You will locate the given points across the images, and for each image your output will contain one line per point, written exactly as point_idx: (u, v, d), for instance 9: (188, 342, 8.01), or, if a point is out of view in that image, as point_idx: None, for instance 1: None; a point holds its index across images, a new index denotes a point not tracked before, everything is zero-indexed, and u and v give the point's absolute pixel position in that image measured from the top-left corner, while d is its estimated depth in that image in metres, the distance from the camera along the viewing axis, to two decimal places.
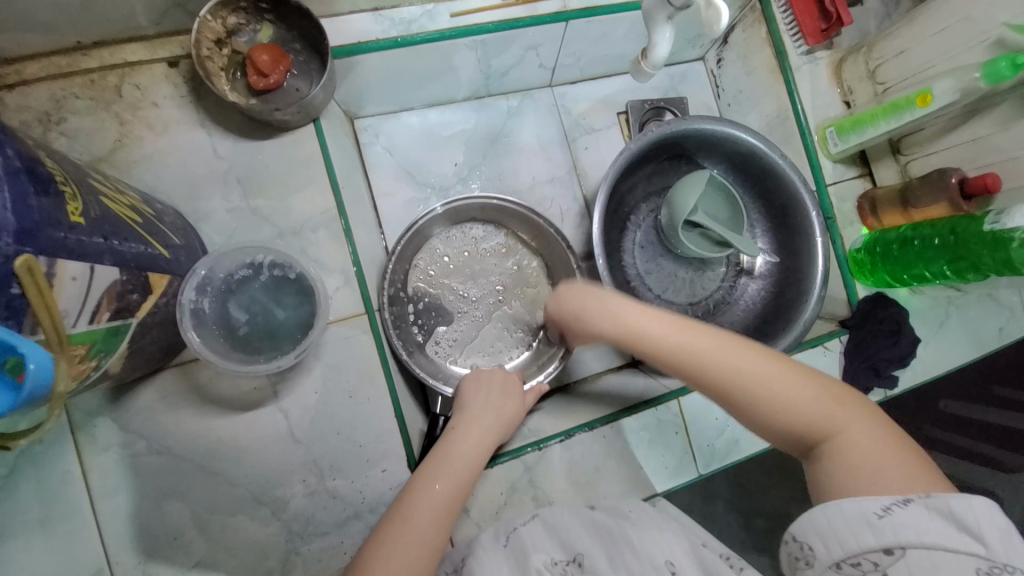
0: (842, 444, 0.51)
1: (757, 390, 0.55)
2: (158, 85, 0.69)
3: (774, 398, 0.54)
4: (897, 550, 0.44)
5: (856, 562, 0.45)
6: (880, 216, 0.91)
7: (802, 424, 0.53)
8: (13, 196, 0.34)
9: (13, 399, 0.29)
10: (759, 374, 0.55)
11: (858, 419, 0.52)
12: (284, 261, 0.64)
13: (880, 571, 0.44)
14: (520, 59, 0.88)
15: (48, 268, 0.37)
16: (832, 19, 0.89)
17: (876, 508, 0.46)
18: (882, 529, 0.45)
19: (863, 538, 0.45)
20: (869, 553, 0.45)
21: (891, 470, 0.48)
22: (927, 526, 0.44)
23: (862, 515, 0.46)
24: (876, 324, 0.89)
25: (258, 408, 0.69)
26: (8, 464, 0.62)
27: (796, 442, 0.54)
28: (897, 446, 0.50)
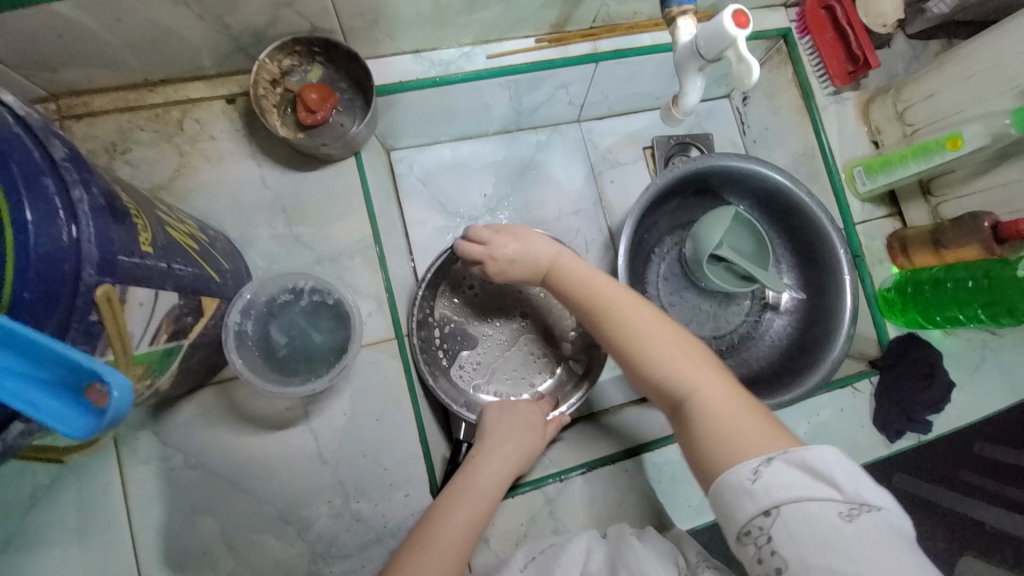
0: (707, 400, 0.53)
1: (639, 340, 0.59)
2: (216, 120, 0.74)
3: (656, 349, 0.57)
4: (774, 510, 0.43)
5: (748, 531, 0.45)
6: (911, 256, 0.90)
7: (677, 381, 0.55)
8: (99, 232, 0.36)
9: (95, 422, 0.30)
10: (647, 326, 0.59)
11: (718, 380, 0.54)
12: (324, 287, 0.67)
13: (766, 537, 0.43)
14: (551, 96, 0.91)
15: (122, 294, 0.39)
16: (859, 63, 0.91)
17: (748, 472, 0.46)
18: (757, 493, 0.45)
19: (745, 506, 0.45)
20: (754, 521, 0.44)
21: (747, 429, 0.50)
22: (791, 480, 0.44)
23: (735, 480, 0.46)
24: (909, 366, 0.87)
25: (289, 428, 0.71)
26: (55, 472, 0.65)
27: (669, 400, 0.56)
28: (759, 411, 0.52)
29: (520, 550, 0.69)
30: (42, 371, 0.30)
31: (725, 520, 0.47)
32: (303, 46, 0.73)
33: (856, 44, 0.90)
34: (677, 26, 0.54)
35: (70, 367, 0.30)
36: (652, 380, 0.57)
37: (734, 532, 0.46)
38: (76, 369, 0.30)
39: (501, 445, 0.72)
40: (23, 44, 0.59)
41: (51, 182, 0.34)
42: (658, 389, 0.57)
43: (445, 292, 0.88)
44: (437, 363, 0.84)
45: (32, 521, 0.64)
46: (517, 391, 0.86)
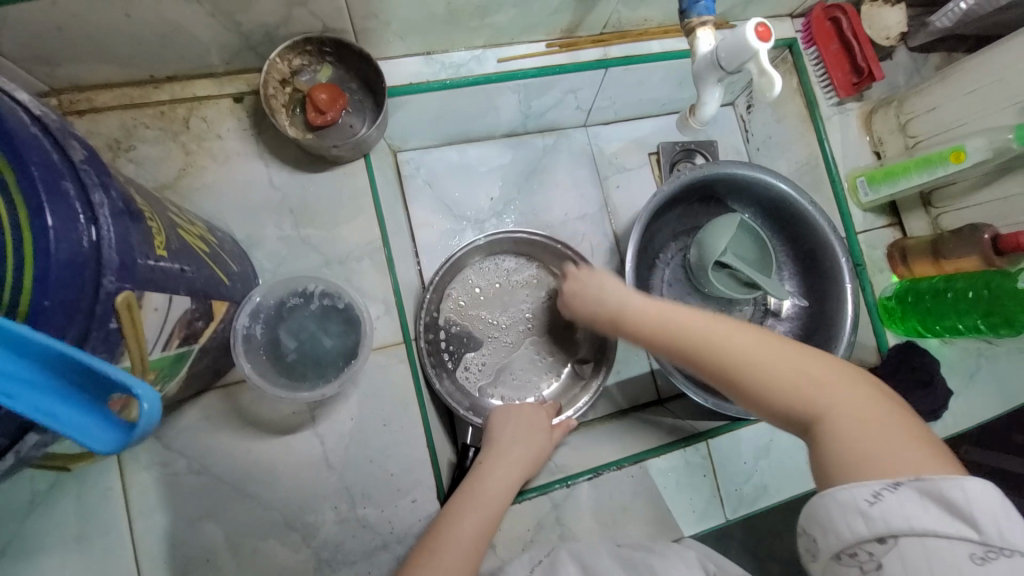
0: (836, 417, 0.48)
1: (743, 364, 0.53)
2: (223, 119, 0.73)
3: (763, 371, 0.52)
4: (890, 538, 0.41)
5: (853, 552, 0.42)
6: (911, 265, 0.92)
7: (796, 401, 0.50)
8: (120, 236, 0.36)
9: (125, 436, 0.30)
10: (750, 349, 0.53)
11: (853, 393, 0.49)
12: (334, 290, 0.66)
13: (876, 563, 0.41)
14: (559, 101, 0.91)
15: (140, 299, 0.39)
16: (863, 75, 0.92)
17: (866, 495, 0.43)
18: (873, 517, 0.42)
19: (854, 527, 0.42)
20: (864, 545, 0.42)
21: (901, 448, 0.44)
22: (918, 511, 0.41)
23: (849, 499, 0.43)
24: (908, 374, 0.88)
25: (296, 432, 0.70)
26: (52, 478, 0.64)
27: (793, 421, 0.51)
28: (909, 427, 0.46)
29: (525, 554, 0.69)
30: (56, 380, 0.29)
31: (819, 535, 0.44)
32: (314, 46, 0.72)
33: (861, 55, 0.91)
34: (697, 37, 0.54)
35: (92, 376, 0.30)
36: (763, 405, 0.52)
37: (834, 550, 0.44)
38: (100, 379, 0.30)
39: (510, 450, 0.72)
40: (28, 39, 0.58)
41: (71, 186, 0.33)
42: (771, 410, 0.52)
43: (450, 293, 0.86)
44: (443, 365, 0.83)
45: (28, 527, 0.63)
46: (522, 395, 0.86)
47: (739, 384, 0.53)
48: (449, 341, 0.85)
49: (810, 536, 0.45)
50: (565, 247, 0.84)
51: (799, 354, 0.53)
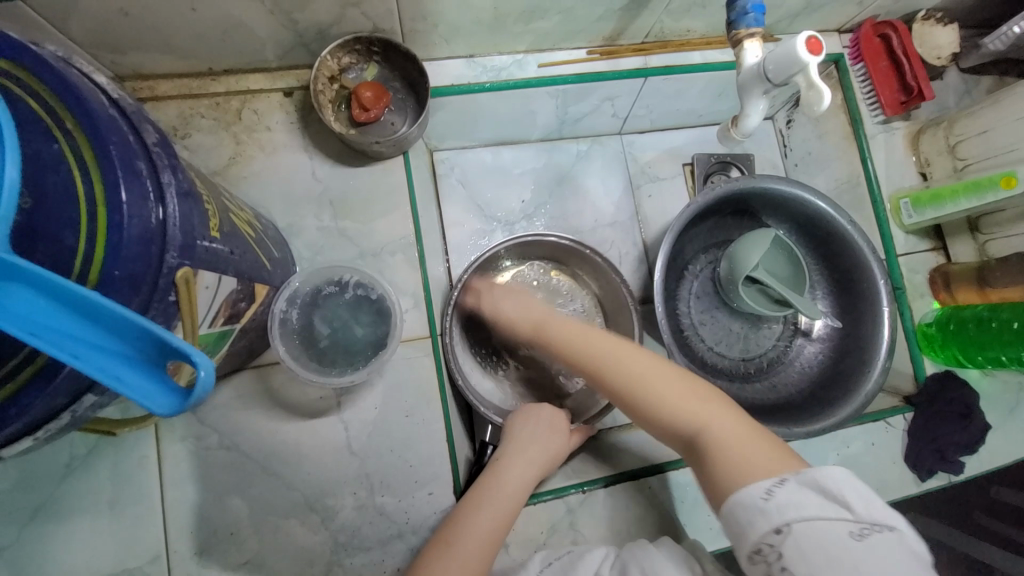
0: (717, 437, 0.51)
1: (639, 384, 0.56)
2: (273, 112, 0.77)
3: (663, 389, 0.55)
4: (785, 528, 0.43)
5: (759, 549, 0.44)
6: (953, 292, 0.89)
7: (687, 420, 0.53)
8: (183, 215, 0.38)
9: (182, 402, 0.32)
10: (637, 367, 0.57)
11: (722, 409, 0.53)
12: (368, 281, 0.68)
13: (778, 554, 0.43)
14: (596, 108, 0.92)
15: (196, 277, 0.41)
16: (913, 93, 0.89)
17: (760, 491, 0.45)
18: (770, 512, 0.44)
19: (757, 525, 0.44)
20: (765, 538, 0.44)
21: (749, 454, 0.49)
22: (803, 500, 0.43)
23: (747, 501, 0.46)
24: (945, 405, 0.85)
25: (322, 417, 0.72)
26: (92, 443, 0.67)
27: (684, 441, 0.54)
28: (751, 429, 0.51)
29: (537, 555, 0.69)
30: (122, 346, 0.31)
31: (737, 539, 0.46)
32: (363, 45, 0.74)
33: (911, 74, 0.89)
34: (744, 49, 0.54)
35: (153, 342, 0.31)
36: (663, 425, 0.55)
37: (746, 552, 0.45)
38: (160, 346, 0.32)
39: (527, 448, 0.72)
40: (101, 29, 0.61)
41: (144, 165, 0.36)
42: (670, 429, 0.55)
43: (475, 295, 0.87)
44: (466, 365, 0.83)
45: (67, 488, 0.66)
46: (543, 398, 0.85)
47: (643, 404, 0.56)
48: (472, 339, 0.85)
49: (734, 540, 0.46)
50: (592, 251, 0.83)
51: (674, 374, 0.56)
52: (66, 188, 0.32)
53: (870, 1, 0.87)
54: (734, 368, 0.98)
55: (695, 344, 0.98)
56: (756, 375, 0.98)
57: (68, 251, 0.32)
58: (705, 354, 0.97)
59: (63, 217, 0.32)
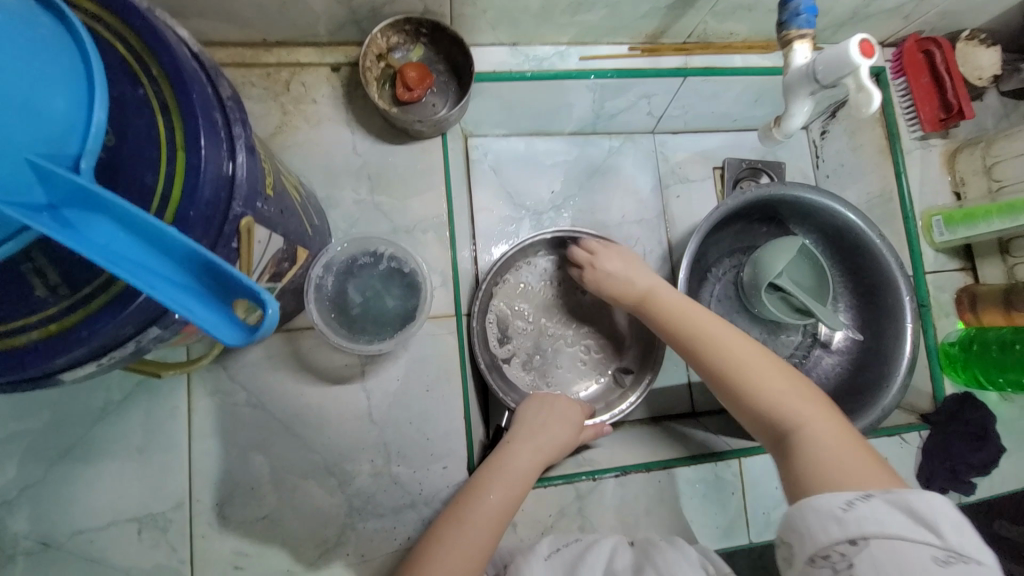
0: (813, 440, 0.54)
1: (737, 367, 0.62)
2: (320, 85, 0.79)
3: (768, 386, 0.60)
4: (861, 540, 0.43)
5: (825, 555, 0.45)
6: (979, 313, 0.88)
7: (786, 411, 0.57)
8: (250, 170, 0.41)
9: (249, 336, 0.34)
10: (752, 361, 0.62)
11: (824, 414, 0.56)
12: (401, 255, 0.70)
13: (847, 563, 0.43)
14: (632, 104, 0.93)
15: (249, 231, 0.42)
16: (953, 111, 0.88)
17: (840, 501, 0.46)
18: (847, 522, 0.45)
19: (830, 531, 0.45)
20: (836, 545, 0.44)
21: (846, 469, 0.50)
22: (889, 517, 0.44)
23: (826, 506, 0.46)
24: (962, 425, 0.85)
25: (346, 383, 0.74)
26: (127, 390, 0.70)
27: (771, 431, 0.59)
28: (865, 453, 0.52)
29: (544, 538, 0.70)
30: (190, 281, 0.33)
31: (799, 539, 0.47)
32: (412, 26, 0.76)
33: (953, 92, 0.88)
34: (793, 49, 0.55)
35: (217, 277, 0.33)
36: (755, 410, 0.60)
37: (809, 554, 0.46)
38: (226, 281, 0.33)
39: (538, 433, 0.73)
40: None
41: (219, 116, 0.38)
42: (762, 416, 0.59)
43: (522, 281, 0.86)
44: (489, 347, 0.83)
45: (100, 432, 0.69)
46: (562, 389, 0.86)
47: (736, 386, 0.62)
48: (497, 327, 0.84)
49: (791, 544, 0.48)
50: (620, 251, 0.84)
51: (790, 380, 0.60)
52: (147, 131, 0.35)
53: (916, 15, 0.86)
54: None
55: None
56: None
57: (146, 188, 0.34)
58: None
59: (144, 157, 0.34)
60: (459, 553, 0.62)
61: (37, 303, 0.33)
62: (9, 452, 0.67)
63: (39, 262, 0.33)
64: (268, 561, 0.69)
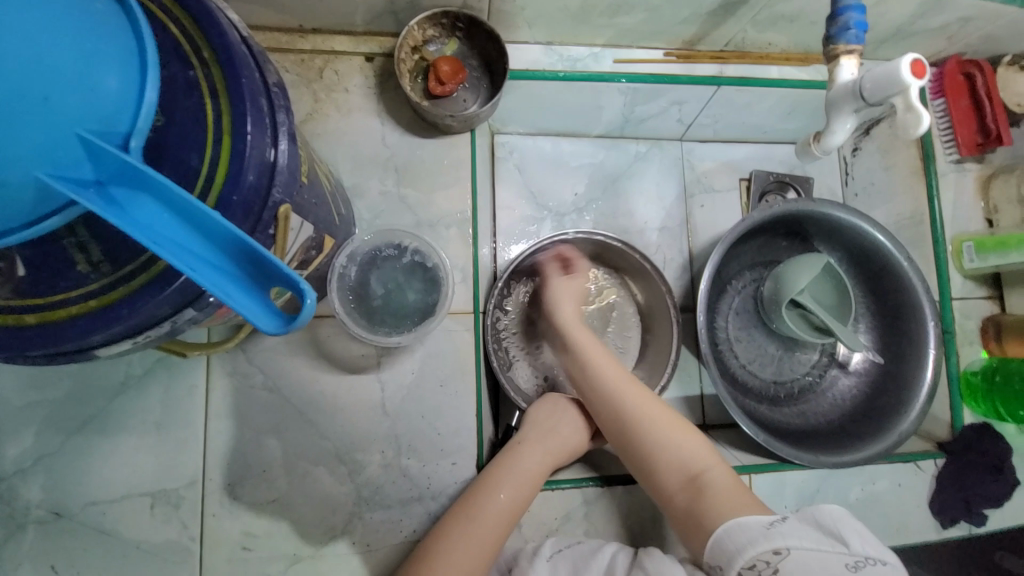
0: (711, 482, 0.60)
1: (645, 420, 0.67)
2: (353, 75, 0.78)
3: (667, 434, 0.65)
4: (783, 549, 0.49)
5: (752, 565, 0.50)
6: (1004, 344, 0.87)
7: (690, 459, 0.63)
8: (291, 158, 0.41)
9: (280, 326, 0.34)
10: (650, 412, 0.67)
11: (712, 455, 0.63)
12: (425, 250, 0.70)
13: (771, 570, 0.49)
14: (663, 110, 0.92)
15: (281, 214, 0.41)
16: (991, 137, 0.87)
17: (764, 520, 0.52)
18: (770, 535, 0.51)
19: (757, 544, 0.51)
20: (761, 555, 0.50)
21: (742, 500, 0.57)
22: (803, 529, 0.50)
23: (750, 524, 0.52)
24: (978, 456, 0.83)
25: (361, 373, 0.74)
26: (146, 366, 0.70)
27: (679, 480, 0.63)
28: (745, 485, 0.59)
29: (547, 540, 0.70)
30: (230, 266, 0.33)
31: (729, 558, 0.52)
32: (449, 20, 0.76)
33: (992, 116, 0.86)
34: (839, 65, 0.54)
35: (255, 262, 0.33)
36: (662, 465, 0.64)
37: (741, 568, 0.51)
38: (265, 268, 0.33)
39: (549, 437, 0.72)
40: None
41: (265, 102, 0.38)
42: (669, 468, 0.64)
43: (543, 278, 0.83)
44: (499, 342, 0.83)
45: (117, 406, 0.70)
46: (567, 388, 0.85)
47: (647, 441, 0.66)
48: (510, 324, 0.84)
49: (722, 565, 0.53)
50: (642, 256, 0.83)
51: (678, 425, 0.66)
52: (195, 114, 0.35)
53: (961, 36, 0.84)
54: (764, 390, 0.96)
55: (728, 360, 0.97)
56: (785, 401, 0.97)
57: (191, 170, 0.35)
58: (737, 370, 0.96)
59: (192, 140, 0.35)
60: (467, 552, 0.62)
61: (78, 278, 0.33)
62: (28, 419, 0.68)
63: (83, 238, 0.33)
64: (275, 544, 0.69)
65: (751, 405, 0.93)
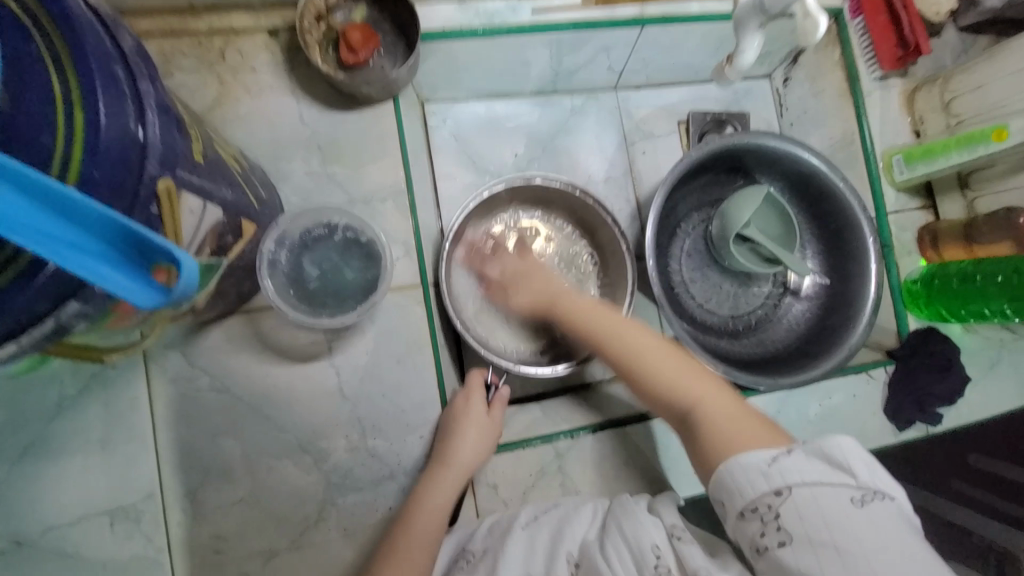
0: (710, 415, 0.55)
1: (641, 359, 0.61)
2: (258, 53, 0.74)
3: (654, 368, 0.60)
4: (785, 490, 0.46)
5: (754, 508, 0.47)
6: (941, 250, 0.90)
7: (681, 394, 0.58)
8: (163, 127, 0.38)
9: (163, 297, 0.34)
10: (646, 350, 0.62)
11: (715, 391, 0.57)
12: (357, 225, 0.67)
13: (774, 514, 0.46)
14: (591, 59, 0.90)
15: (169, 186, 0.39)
16: (910, 48, 0.88)
17: (765, 457, 0.48)
18: (773, 474, 0.47)
19: (758, 485, 0.47)
20: (763, 498, 0.47)
21: (742, 431, 0.52)
22: (809, 466, 0.47)
23: (752, 461, 0.48)
24: (927, 357, 0.87)
25: (314, 361, 0.72)
26: (82, 383, 0.67)
27: (677, 417, 0.58)
28: (754, 415, 0.54)
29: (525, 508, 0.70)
30: (99, 247, 0.31)
31: (729, 495, 0.49)
32: None
33: (910, 29, 0.87)
34: None
35: (128, 241, 0.32)
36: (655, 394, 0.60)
37: (740, 509, 0.48)
38: (139, 244, 0.32)
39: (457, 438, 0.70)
40: None
41: (121, 71, 0.36)
42: (665, 403, 0.59)
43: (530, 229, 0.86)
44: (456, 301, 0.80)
45: (57, 429, 0.66)
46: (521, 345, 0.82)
47: (641, 377, 0.61)
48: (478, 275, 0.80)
49: (724, 503, 0.49)
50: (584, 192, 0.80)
51: (683, 363, 0.60)
52: (42, 89, 0.32)
53: None
54: (722, 326, 0.99)
55: (685, 301, 0.98)
56: (744, 333, 1.00)
57: (44, 150, 0.32)
58: (694, 310, 0.98)
59: (40, 118, 0.32)
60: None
61: None
62: None
63: None
64: (249, 544, 0.68)
65: (712, 341, 0.95)
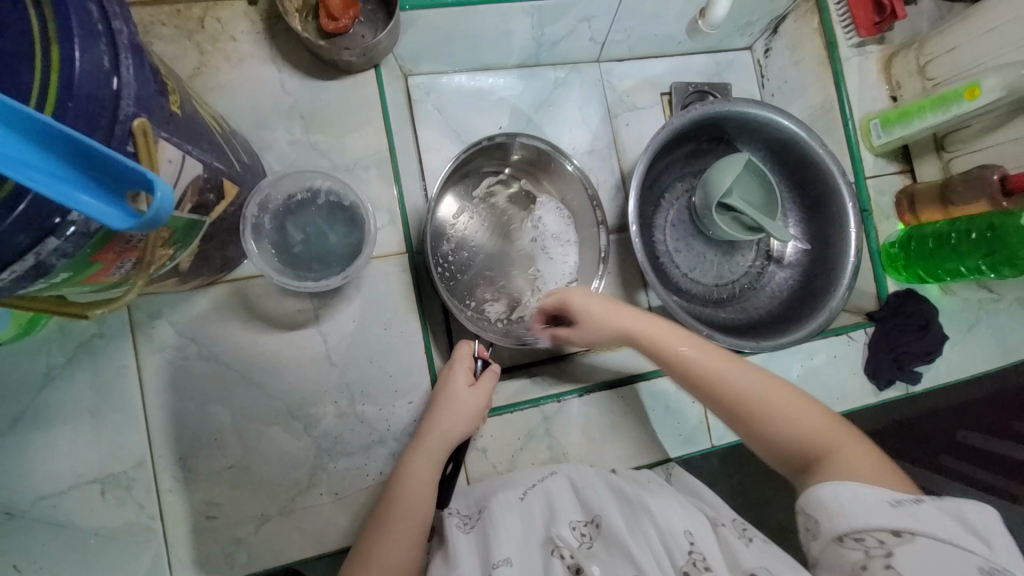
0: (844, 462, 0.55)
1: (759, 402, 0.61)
2: (237, 21, 0.74)
3: (775, 412, 0.60)
4: (907, 533, 0.47)
5: (860, 536, 0.48)
6: (918, 212, 0.91)
7: (809, 439, 0.58)
8: (136, 66, 0.38)
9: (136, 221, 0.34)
10: (765, 394, 0.61)
11: (846, 439, 0.57)
12: (340, 189, 0.68)
13: (885, 550, 0.46)
14: (573, 30, 0.90)
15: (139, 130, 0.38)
16: (886, 13, 0.89)
17: (890, 497, 0.49)
18: (895, 513, 0.48)
19: (877, 518, 0.48)
20: (880, 533, 0.47)
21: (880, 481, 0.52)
22: (936, 519, 0.47)
23: (877, 496, 0.50)
24: (905, 317, 0.89)
25: (300, 329, 0.73)
26: (68, 353, 0.67)
27: (801, 464, 0.58)
28: (888, 467, 0.54)
29: (517, 475, 0.70)
30: (69, 172, 0.32)
31: (827, 514, 0.50)
32: None
33: None
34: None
35: (102, 167, 0.33)
36: (776, 439, 0.60)
37: (845, 533, 0.49)
38: (110, 168, 0.33)
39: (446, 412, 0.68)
40: None
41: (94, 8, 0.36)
42: (784, 447, 0.59)
43: (522, 205, 0.85)
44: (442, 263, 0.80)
45: (44, 399, 0.66)
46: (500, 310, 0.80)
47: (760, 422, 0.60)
48: (455, 242, 0.81)
49: (817, 524, 0.51)
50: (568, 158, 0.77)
51: (804, 407, 0.60)
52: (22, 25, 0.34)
53: None
54: (707, 293, 1.00)
55: (670, 270, 0.99)
56: (728, 301, 1.01)
57: (26, 86, 0.34)
58: (680, 279, 1.00)
59: (18, 53, 0.34)
60: (389, 557, 0.60)
61: None
62: None
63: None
64: (240, 509, 0.69)
65: (696, 308, 0.96)
